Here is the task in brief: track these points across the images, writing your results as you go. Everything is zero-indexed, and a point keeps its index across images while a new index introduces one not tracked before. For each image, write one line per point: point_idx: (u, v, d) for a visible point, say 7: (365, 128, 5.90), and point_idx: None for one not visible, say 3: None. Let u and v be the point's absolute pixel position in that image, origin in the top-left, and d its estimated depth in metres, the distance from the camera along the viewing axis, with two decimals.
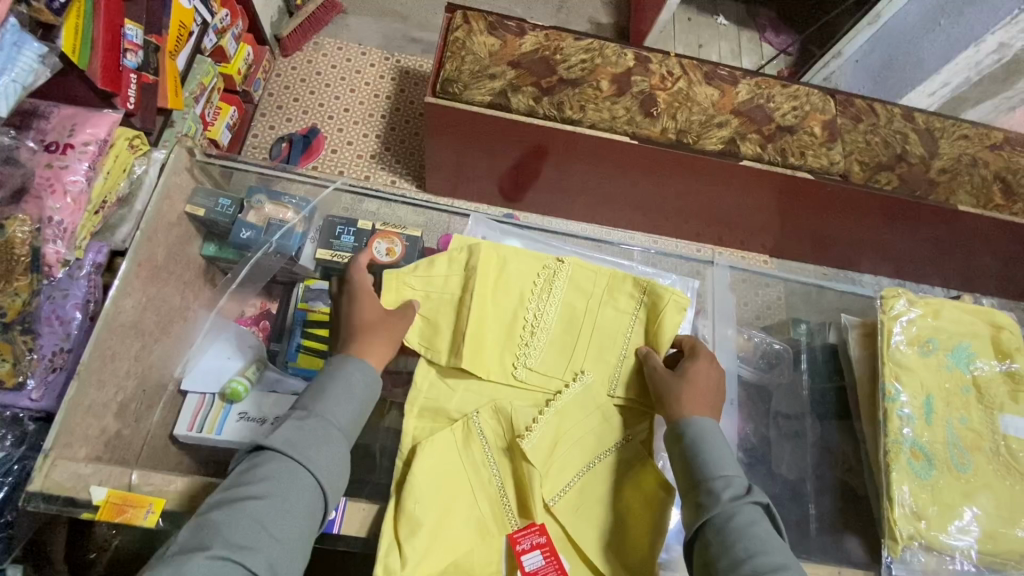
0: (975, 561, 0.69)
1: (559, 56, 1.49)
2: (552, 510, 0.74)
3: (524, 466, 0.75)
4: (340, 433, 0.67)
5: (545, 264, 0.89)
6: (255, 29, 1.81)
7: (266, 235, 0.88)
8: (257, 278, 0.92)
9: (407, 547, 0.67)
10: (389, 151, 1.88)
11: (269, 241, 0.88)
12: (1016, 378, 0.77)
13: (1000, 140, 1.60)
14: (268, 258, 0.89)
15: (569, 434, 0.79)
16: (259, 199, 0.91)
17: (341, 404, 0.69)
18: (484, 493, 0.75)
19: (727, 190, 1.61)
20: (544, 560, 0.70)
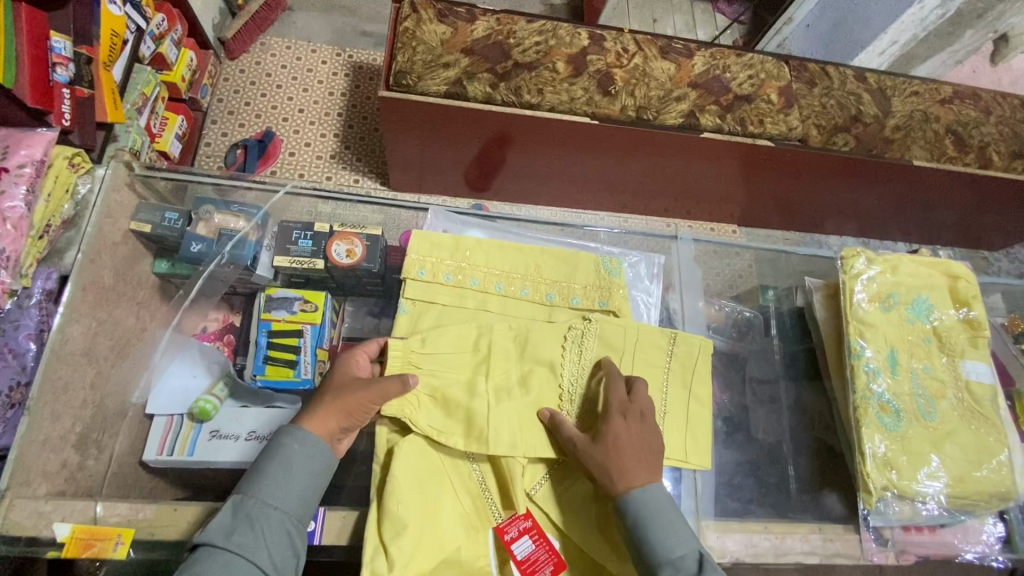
0: (946, 506, 0.71)
1: (512, 40, 1.47)
2: (535, 499, 0.76)
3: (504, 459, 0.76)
4: (284, 515, 0.63)
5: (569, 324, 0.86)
6: (196, 33, 1.73)
7: (217, 247, 0.85)
8: (212, 292, 0.89)
9: (393, 550, 0.66)
10: (349, 150, 1.84)
11: (222, 252, 0.85)
12: (975, 324, 0.79)
13: (949, 94, 1.64)
14: (222, 269, 0.86)
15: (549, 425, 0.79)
16: (207, 210, 0.87)
17: (284, 487, 0.64)
18: (465, 490, 0.76)
19: (692, 164, 1.61)
20: (534, 545, 0.72)
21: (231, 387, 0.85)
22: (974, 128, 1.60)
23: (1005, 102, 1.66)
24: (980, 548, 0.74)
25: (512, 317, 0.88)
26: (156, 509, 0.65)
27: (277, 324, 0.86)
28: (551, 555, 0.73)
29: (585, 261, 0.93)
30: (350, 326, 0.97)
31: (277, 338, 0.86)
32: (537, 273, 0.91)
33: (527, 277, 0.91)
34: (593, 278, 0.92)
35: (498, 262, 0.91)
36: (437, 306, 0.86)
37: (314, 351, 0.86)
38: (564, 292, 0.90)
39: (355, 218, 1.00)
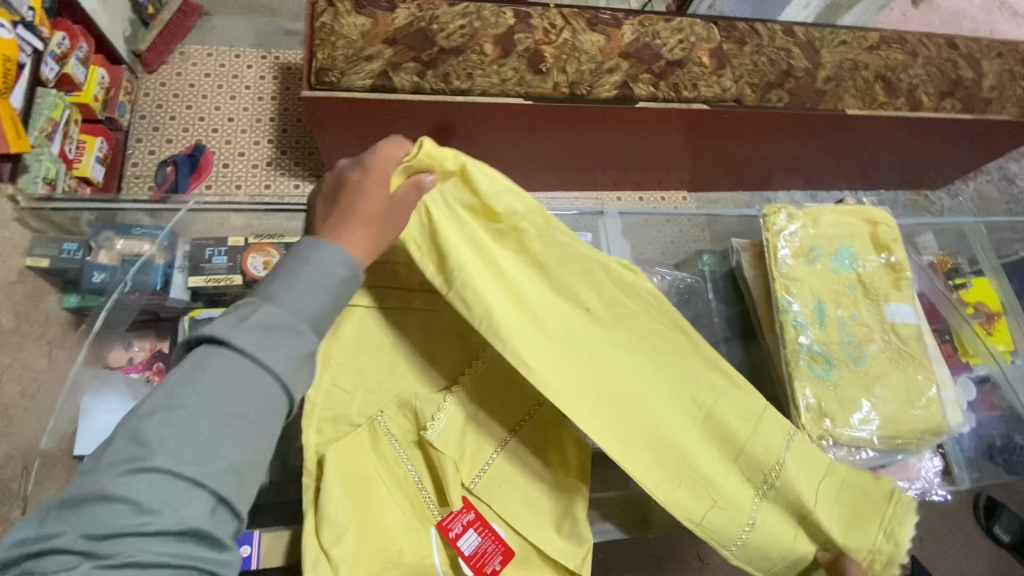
0: (878, 447, 0.73)
1: (435, 26, 1.42)
2: (473, 493, 0.75)
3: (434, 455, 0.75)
4: (241, 415, 0.45)
5: None
6: (105, 48, 1.64)
7: (121, 274, 0.84)
8: (116, 326, 0.86)
9: (334, 554, 0.64)
10: (285, 155, 1.78)
11: (126, 279, 0.84)
12: (897, 268, 0.81)
13: (876, 40, 1.66)
14: (129, 296, 0.84)
15: (484, 412, 0.80)
16: (108, 237, 0.86)
17: (243, 378, 0.46)
18: (400, 493, 0.75)
19: (631, 135, 1.61)
20: (480, 538, 0.71)
21: None
22: (902, 72, 1.62)
23: (930, 43, 1.69)
24: (920, 485, 0.80)
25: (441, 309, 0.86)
26: None
27: None
28: (497, 543, 0.72)
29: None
30: None
31: None
32: None
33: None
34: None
35: None
36: None
37: None
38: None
39: (272, 228, 0.97)
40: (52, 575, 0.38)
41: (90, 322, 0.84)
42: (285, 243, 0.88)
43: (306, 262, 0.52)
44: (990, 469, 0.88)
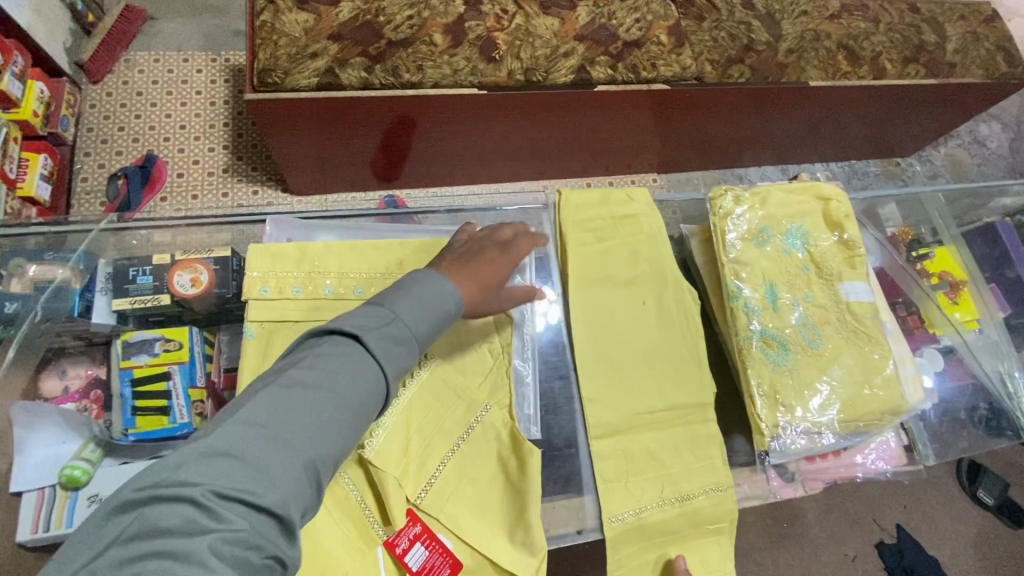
0: (839, 432, 0.71)
1: (382, 18, 1.37)
2: (421, 508, 0.72)
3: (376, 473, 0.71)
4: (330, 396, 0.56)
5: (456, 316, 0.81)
6: (41, 60, 1.57)
7: (35, 302, 0.79)
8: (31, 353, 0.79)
9: None
10: (242, 161, 1.73)
11: (39, 306, 0.79)
12: (850, 245, 0.79)
13: (837, 9, 1.63)
14: (46, 324, 0.79)
15: (426, 423, 0.75)
16: (19, 263, 0.82)
17: (337, 370, 0.57)
18: (343, 514, 0.71)
19: (593, 119, 1.57)
20: (428, 551, 0.70)
21: (105, 448, 0.79)
22: (865, 39, 1.60)
23: (892, 9, 1.66)
24: (880, 465, 0.79)
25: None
26: None
27: (139, 371, 0.81)
28: (445, 554, 0.70)
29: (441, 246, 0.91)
30: (229, 356, 0.89)
31: (142, 385, 0.80)
32: (396, 269, 0.89)
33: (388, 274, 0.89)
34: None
35: (353, 265, 0.88)
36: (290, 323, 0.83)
37: (185, 392, 0.81)
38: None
39: (198, 244, 0.92)
40: (175, 516, 0.45)
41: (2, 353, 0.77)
42: (213, 257, 0.84)
43: (426, 282, 0.66)
44: (957, 442, 0.87)
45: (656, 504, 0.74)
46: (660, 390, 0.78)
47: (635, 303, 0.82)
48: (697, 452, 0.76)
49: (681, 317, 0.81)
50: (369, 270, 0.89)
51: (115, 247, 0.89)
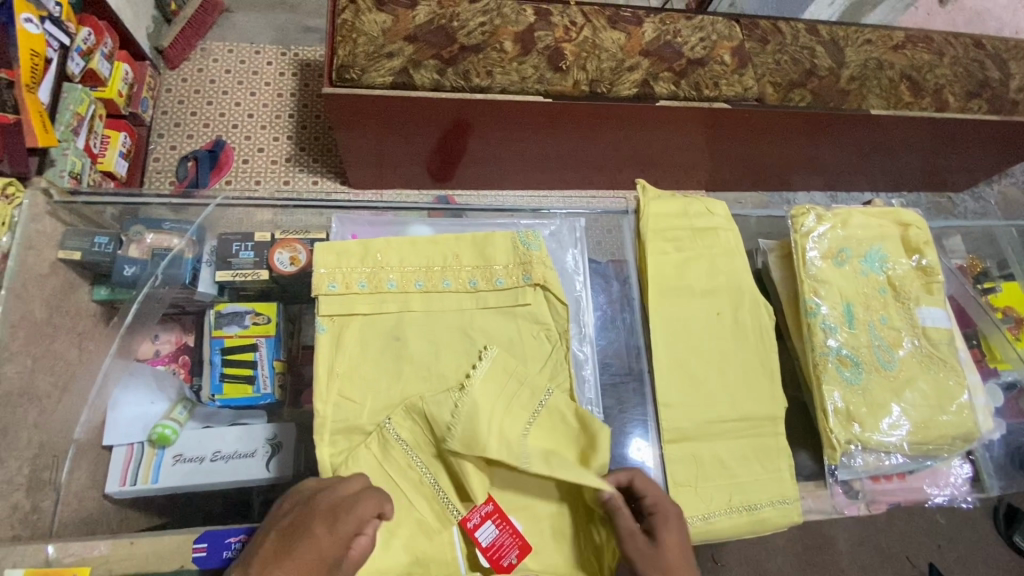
0: (908, 453, 0.75)
1: (456, 23, 1.42)
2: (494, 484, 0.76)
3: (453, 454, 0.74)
4: None
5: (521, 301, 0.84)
6: (128, 44, 1.65)
7: (152, 268, 0.83)
8: (147, 319, 0.87)
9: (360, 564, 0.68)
10: (304, 151, 1.79)
11: (156, 272, 0.83)
12: (928, 271, 0.83)
13: (902, 39, 1.63)
14: (160, 290, 0.84)
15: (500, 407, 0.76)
16: (138, 230, 0.85)
17: None
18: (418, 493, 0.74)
19: (652, 134, 1.58)
20: (497, 530, 0.74)
21: (191, 410, 0.84)
22: (929, 71, 1.59)
23: (957, 43, 1.65)
24: (949, 492, 0.80)
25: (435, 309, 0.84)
26: (110, 545, 0.64)
27: (230, 340, 0.85)
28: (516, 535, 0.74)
29: (501, 241, 0.86)
30: (309, 334, 0.92)
31: (232, 354, 0.85)
32: (456, 261, 0.86)
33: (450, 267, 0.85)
34: (522, 261, 0.85)
35: (414, 259, 0.85)
36: (359, 317, 0.81)
37: (270, 363, 0.86)
38: (477, 276, 0.85)
39: (297, 224, 0.94)
40: None
41: (123, 314, 0.86)
42: (311, 239, 0.88)
43: None
44: None
45: (722, 512, 0.75)
46: (732, 398, 0.80)
47: (709, 312, 0.84)
48: (763, 463, 0.78)
49: (753, 330, 0.83)
50: (432, 262, 0.85)
51: (223, 222, 0.91)
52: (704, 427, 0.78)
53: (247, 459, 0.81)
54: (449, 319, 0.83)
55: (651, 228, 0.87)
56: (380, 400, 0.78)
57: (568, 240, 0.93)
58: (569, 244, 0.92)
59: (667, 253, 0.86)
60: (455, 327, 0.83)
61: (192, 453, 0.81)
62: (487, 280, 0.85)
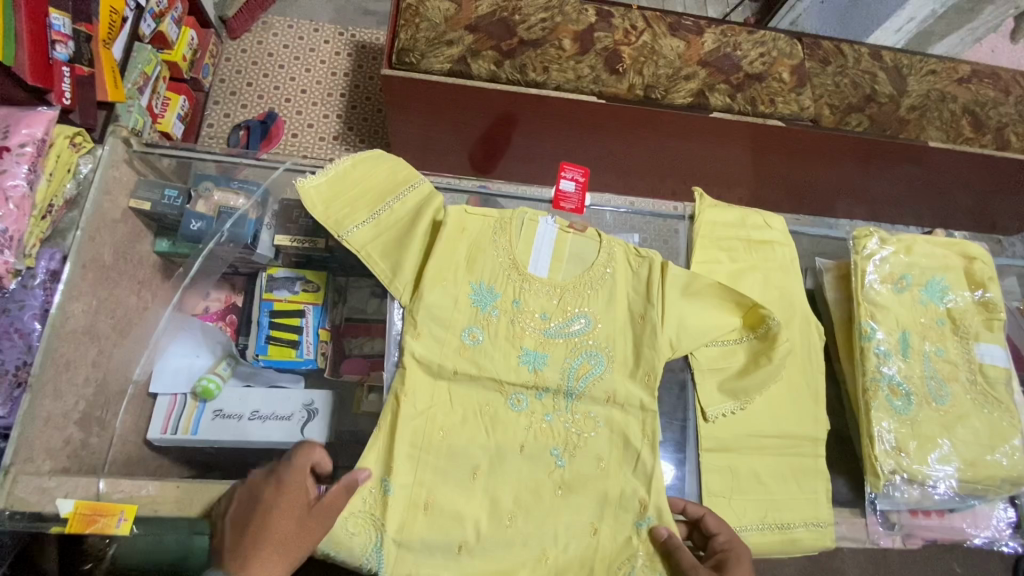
0: (956, 489, 0.76)
1: (517, 17, 1.43)
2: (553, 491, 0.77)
3: (517, 488, 0.77)
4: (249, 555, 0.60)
5: (584, 359, 0.81)
6: (196, 11, 1.70)
7: (217, 224, 0.87)
8: (211, 271, 0.92)
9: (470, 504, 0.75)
10: (352, 131, 1.81)
11: (221, 230, 0.87)
12: (989, 306, 0.84)
13: (967, 73, 1.58)
14: (222, 247, 0.88)
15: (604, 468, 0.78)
16: (207, 187, 0.89)
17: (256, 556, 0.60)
18: (508, 480, 0.77)
19: (703, 147, 1.56)
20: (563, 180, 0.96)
21: (234, 367, 0.87)
22: (993, 108, 1.54)
23: None
24: (989, 533, 0.78)
25: (483, 378, 0.80)
26: (158, 488, 0.69)
27: (279, 304, 0.93)
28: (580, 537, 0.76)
29: (541, 284, 0.85)
30: (352, 306, 0.94)
31: (280, 318, 0.92)
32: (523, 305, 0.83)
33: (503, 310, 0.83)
34: (591, 292, 0.85)
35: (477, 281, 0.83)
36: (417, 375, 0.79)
37: (315, 331, 0.93)
38: (530, 305, 0.83)
39: None
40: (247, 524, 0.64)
41: (188, 266, 0.91)
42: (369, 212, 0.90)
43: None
44: None
45: (755, 526, 0.75)
46: (773, 414, 0.80)
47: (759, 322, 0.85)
48: (795, 483, 0.78)
49: (803, 349, 0.84)
50: (475, 303, 0.82)
51: (287, 188, 0.94)
52: (741, 438, 0.79)
53: (283, 421, 0.82)
54: (511, 385, 0.80)
55: (667, 272, 0.84)
56: (455, 426, 0.78)
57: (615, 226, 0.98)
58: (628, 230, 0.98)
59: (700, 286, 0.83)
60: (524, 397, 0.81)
61: (225, 409, 0.83)
62: (533, 322, 0.83)
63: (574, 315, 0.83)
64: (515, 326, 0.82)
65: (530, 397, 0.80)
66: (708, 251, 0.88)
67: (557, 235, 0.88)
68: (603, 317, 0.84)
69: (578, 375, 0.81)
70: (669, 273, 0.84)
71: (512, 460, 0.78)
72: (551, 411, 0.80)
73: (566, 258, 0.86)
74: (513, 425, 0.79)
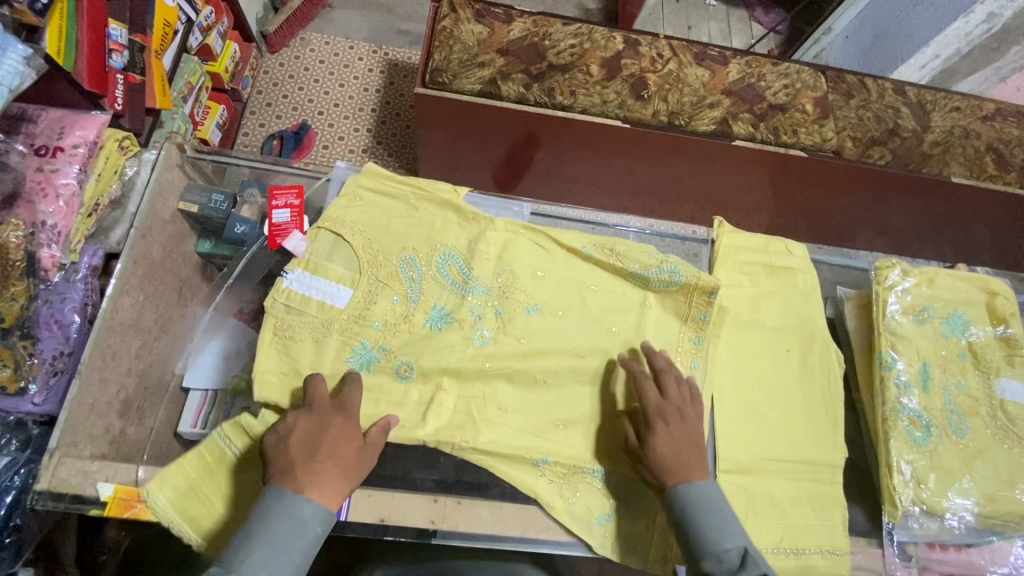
0: (974, 523, 0.76)
1: (547, 42, 1.48)
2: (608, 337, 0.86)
3: (569, 326, 0.86)
4: None
5: (502, 231, 0.89)
6: (240, 26, 1.79)
7: (260, 230, 0.89)
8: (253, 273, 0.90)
9: (533, 363, 0.83)
10: (380, 144, 1.87)
11: (264, 234, 0.89)
12: (1011, 342, 0.84)
13: (992, 111, 1.59)
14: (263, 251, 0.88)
15: (609, 242, 0.90)
16: (252, 192, 0.92)
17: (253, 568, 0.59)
18: (558, 318, 0.86)
19: (723, 173, 1.58)
20: (290, 217, 0.86)
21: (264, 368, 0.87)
22: (1017, 146, 1.55)
23: None
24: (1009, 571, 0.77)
25: (441, 355, 0.81)
26: (191, 477, 0.71)
27: None
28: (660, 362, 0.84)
29: (369, 274, 0.83)
30: None
31: None
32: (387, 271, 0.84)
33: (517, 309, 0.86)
34: (394, 240, 0.86)
35: (371, 248, 0.85)
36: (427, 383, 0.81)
37: None
38: (381, 301, 0.83)
39: None
40: None
41: (229, 267, 0.92)
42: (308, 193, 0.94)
43: None
44: None
45: (770, 550, 0.75)
46: (790, 439, 0.81)
47: (778, 348, 0.87)
48: (811, 509, 0.78)
49: (821, 376, 0.85)
50: (361, 365, 0.79)
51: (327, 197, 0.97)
52: (760, 462, 0.80)
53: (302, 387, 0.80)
54: (505, 237, 0.88)
55: (368, 219, 0.86)
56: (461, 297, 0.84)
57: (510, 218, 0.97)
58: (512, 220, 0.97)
59: (387, 198, 0.88)
60: (547, 389, 0.83)
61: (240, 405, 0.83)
62: (393, 308, 0.83)
63: (409, 264, 0.85)
64: (400, 321, 0.82)
65: (480, 324, 0.84)
66: (732, 275, 0.90)
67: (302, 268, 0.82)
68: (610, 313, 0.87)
69: (458, 279, 0.85)
70: (384, 201, 0.88)
71: (554, 295, 0.87)
72: (498, 306, 0.85)
73: (339, 251, 0.84)
74: (537, 270, 0.87)
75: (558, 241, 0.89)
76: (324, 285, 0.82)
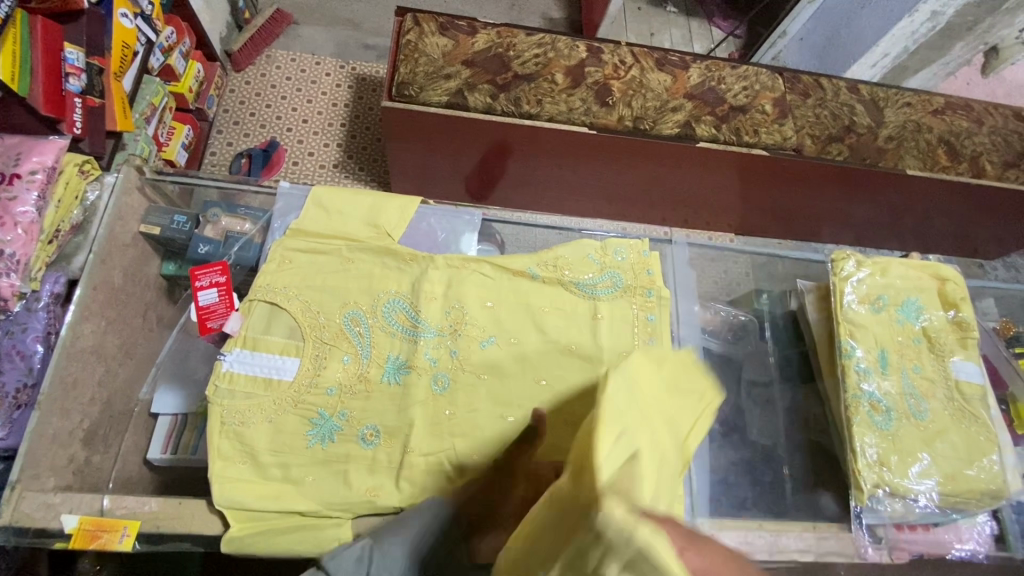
0: (937, 502, 0.78)
1: (512, 52, 1.51)
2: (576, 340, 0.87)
3: (540, 332, 0.87)
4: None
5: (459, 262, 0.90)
6: (204, 45, 1.77)
7: (225, 248, 0.91)
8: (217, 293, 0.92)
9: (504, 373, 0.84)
10: (351, 159, 1.87)
11: (229, 253, 0.91)
12: (964, 326, 0.88)
13: (941, 105, 1.65)
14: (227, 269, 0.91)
15: (551, 258, 0.92)
16: (216, 213, 0.93)
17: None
18: (530, 327, 0.87)
19: (689, 174, 1.62)
20: (218, 297, 0.85)
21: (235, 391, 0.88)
22: (967, 138, 1.60)
23: (997, 113, 1.66)
24: (972, 546, 0.80)
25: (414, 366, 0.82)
26: (159, 503, 0.70)
27: None
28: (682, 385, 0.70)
29: (332, 325, 0.84)
30: None
31: None
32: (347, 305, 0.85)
33: (472, 312, 0.87)
34: (333, 298, 0.85)
35: (330, 279, 0.86)
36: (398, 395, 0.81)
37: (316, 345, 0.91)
38: (332, 364, 0.82)
39: None
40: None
41: None
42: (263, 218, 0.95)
43: None
44: None
45: None
46: None
47: None
48: None
49: None
50: (316, 438, 0.78)
51: None
52: None
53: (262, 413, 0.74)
54: (459, 259, 0.90)
55: (303, 281, 0.86)
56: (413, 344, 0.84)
57: (460, 227, 0.98)
58: (466, 229, 0.98)
59: (318, 257, 0.88)
60: (520, 392, 0.83)
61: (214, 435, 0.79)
62: (340, 368, 0.82)
63: (354, 329, 0.84)
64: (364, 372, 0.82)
65: (436, 368, 0.84)
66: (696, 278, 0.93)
67: (236, 348, 0.81)
68: (572, 316, 0.89)
69: (405, 326, 0.85)
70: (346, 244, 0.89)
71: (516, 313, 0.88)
72: (456, 346, 0.85)
73: (276, 322, 0.83)
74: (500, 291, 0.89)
75: (502, 267, 0.90)
76: (261, 360, 0.81)
